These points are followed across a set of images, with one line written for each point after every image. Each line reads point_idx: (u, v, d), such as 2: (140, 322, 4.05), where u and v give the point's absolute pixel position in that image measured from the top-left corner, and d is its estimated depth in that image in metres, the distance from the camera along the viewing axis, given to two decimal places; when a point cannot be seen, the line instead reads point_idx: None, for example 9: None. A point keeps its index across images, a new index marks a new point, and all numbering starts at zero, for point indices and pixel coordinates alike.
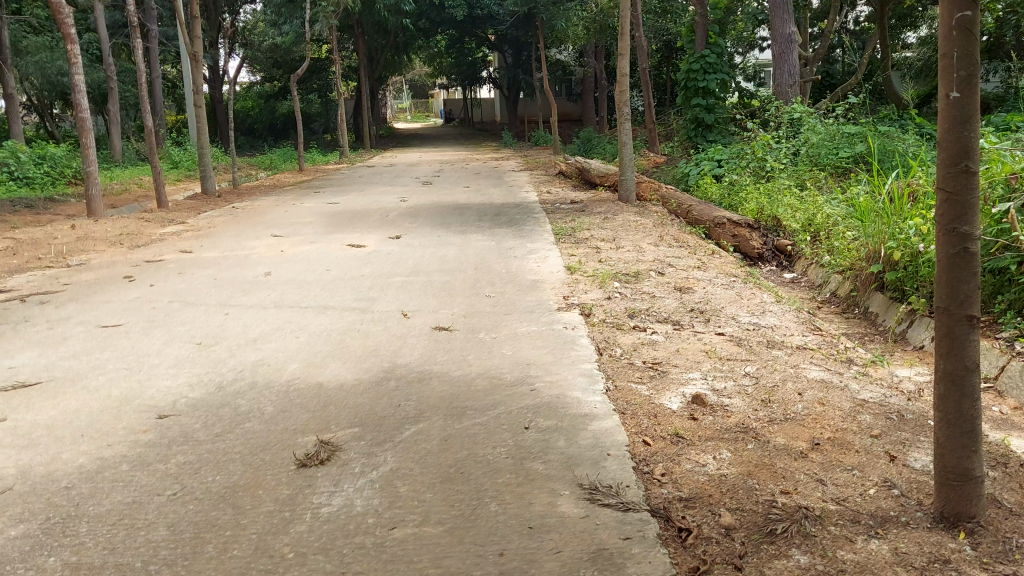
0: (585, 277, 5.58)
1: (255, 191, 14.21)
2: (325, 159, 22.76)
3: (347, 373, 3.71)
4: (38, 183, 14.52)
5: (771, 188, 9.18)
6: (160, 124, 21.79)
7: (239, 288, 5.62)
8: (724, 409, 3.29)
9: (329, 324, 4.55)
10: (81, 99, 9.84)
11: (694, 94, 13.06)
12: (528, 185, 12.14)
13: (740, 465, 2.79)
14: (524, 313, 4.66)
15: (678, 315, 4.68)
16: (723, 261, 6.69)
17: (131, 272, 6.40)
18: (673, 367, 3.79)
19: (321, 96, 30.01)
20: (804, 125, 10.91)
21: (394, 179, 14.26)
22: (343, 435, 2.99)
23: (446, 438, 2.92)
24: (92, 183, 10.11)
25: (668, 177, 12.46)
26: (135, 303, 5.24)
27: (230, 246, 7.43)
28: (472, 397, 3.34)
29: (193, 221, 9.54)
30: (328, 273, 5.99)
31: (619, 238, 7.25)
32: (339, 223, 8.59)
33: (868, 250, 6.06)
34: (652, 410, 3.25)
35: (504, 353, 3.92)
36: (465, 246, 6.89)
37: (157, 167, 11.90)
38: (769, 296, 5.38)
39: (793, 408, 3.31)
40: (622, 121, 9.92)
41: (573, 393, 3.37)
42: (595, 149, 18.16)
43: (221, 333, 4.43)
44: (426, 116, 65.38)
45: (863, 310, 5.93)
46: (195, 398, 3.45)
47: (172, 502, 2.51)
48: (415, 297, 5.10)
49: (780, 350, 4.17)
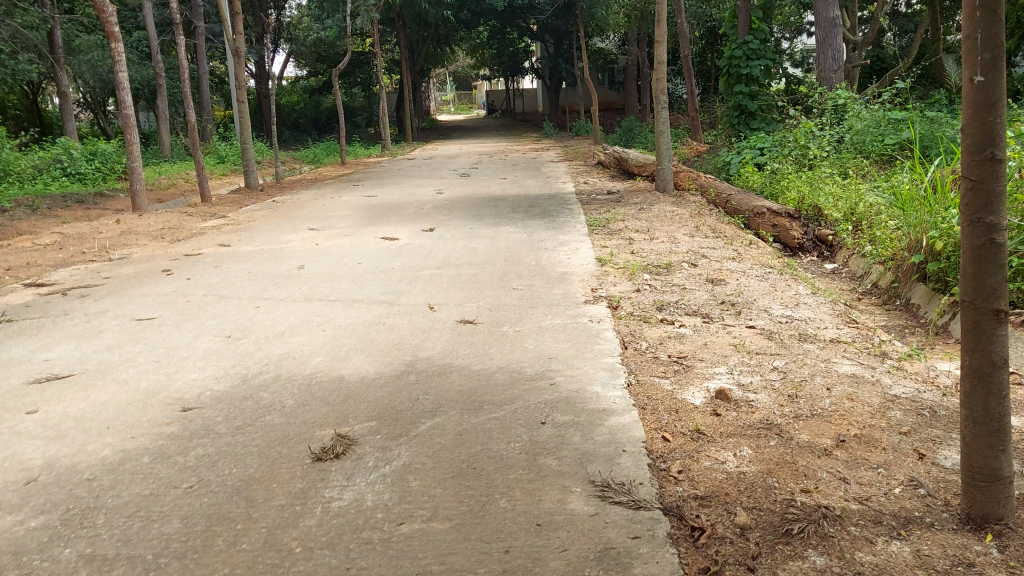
0: (615, 269, 5.52)
1: (297, 185, 14.39)
2: (368, 152, 22.94)
3: (369, 367, 3.72)
4: (90, 179, 14.93)
5: (813, 176, 9.00)
6: (208, 119, 22.21)
7: (272, 281, 5.69)
8: (747, 405, 3.22)
9: (357, 317, 4.57)
10: (125, 96, 10.04)
11: (737, 81, 12.82)
12: (565, 176, 12.07)
13: (760, 462, 2.72)
14: (550, 306, 4.63)
15: (708, 308, 4.60)
16: (760, 251, 6.57)
17: (170, 265, 6.51)
18: (699, 361, 3.72)
19: (365, 89, 30.28)
20: (848, 112, 10.65)
21: (433, 171, 14.33)
22: (360, 428, 2.99)
23: (462, 433, 2.91)
24: (136, 178, 10.34)
25: (708, 167, 12.28)
26: (171, 297, 5.34)
27: (267, 240, 7.53)
28: (491, 391, 3.32)
29: (234, 214, 9.71)
30: (360, 266, 6.03)
31: (653, 229, 7.15)
32: (374, 216, 8.65)
33: (911, 239, 5.89)
34: (674, 404, 3.20)
35: (527, 347, 3.90)
36: (497, 239, 6.87)
37: (200, 160, 12.11)
38: (804, 287, 5.25)
39: (820, 404, 3.21)
40: (659, 110, 9.78)
41: (593, 387, 3.32)
42: (636, 139, 18.00)
43: (250, 327, 4.48)
44: (470, 108, 65.42)
45: (904, 302, 5.77)
46: (219, 390, 3.49)
47: (188, 495, 2.55)
48: (443, 290, 5.10)
49: (811, 343, 4.07)
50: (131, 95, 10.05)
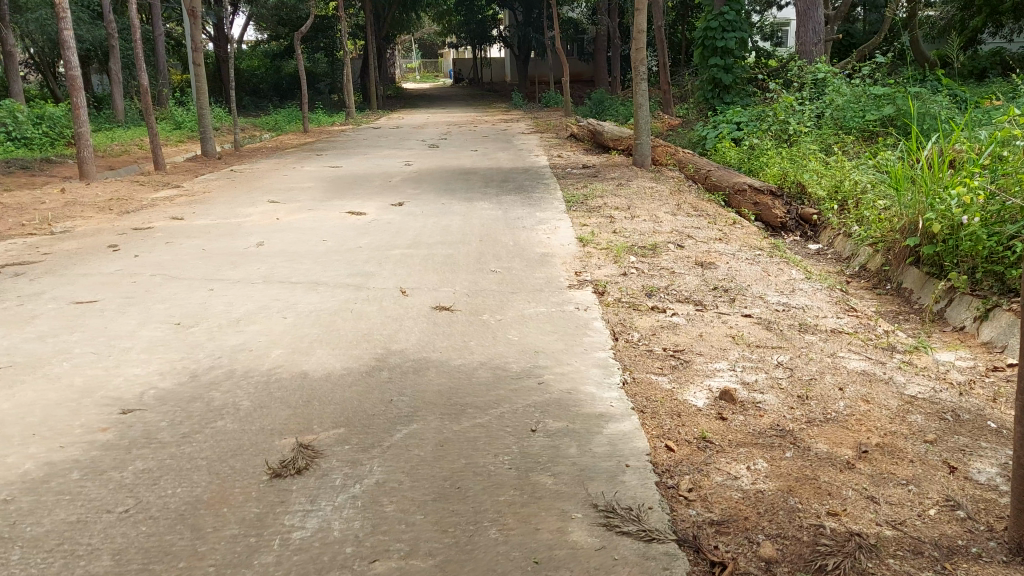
0: (598, 250, 5.19)
1: (256, 153, 13.81)
2: (331, 120, 22.25)
3: (335, 361, 3.35)
4: (37, 145, 14.18)
5: (794, 152, 8.74)
6: (163, 84, 21.34)
7: (228, 260, 5.27)
8: (755, 407, 2.93)
9: (320, 303, 4.19)
10: (70, 56, 9.39)
11: (712, 53, 12.46)
12: (537, 148, 11.68)
13: (778, 478, 2.42)
14: (532, 292, 4.29)
15: (701, 295, 4.30)
16: (745, 231, 6.29)
17: (116, 241, 6.04)
18: (697, 356, 3.41)
19: (328, 55, 29.42)
20: (828, 86, 10.40)
21: (399, 141, 13.85)
22: (326, 437, 2.64)
23: (442, 444, 2.57)
24: (84, 145, 9.74)
25: (684, 141, 11.99)
26: (116, 277, 4.90)
27: (224, 213, 7.07)
28: (472, 392, 2.97)
29: (189, 184, 9.19)
30: (324, 244, 5.63)
31: (633, 207, 6.82)
32: (338, 189, 8.19)
33: (903, 219, 5.65)
34: (675, 407, 2.89)
35: (510, 339, 3.55)
36: (471, 215, 6.50)
37: (153, 127, 11.48)
38: (797, 271, 4.97)
39: (834, 407, 2.93)
40: (637, 81, 9.41)
41: (586, 388, 3.00)
42: (607, 111, 17.62)
43: (203, 312, 4.08)
44: (436, 76, 64.21)
45: (895, 285, 5.55)
46: (165, 389, 3.10)
47: (121, 523, 2.18)
48: (415, 272, 4.73)
49: (814, 335, 3.79)
50: (77, 56, 9.41)
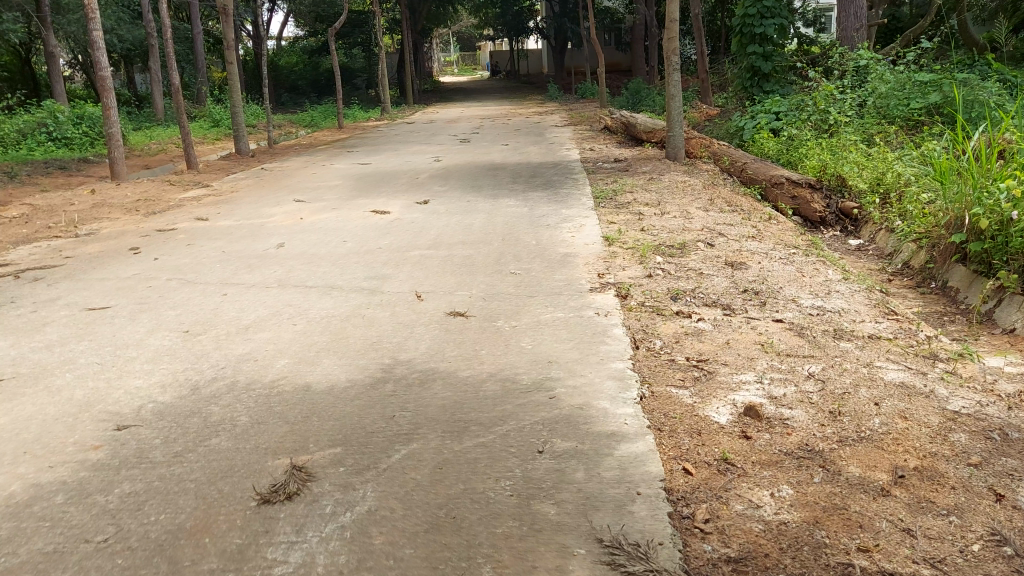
0: (624, 250, 4.99)
1: (289, 150, 13.82)
2: (366, 115, 22.25)
3: (340, 372, 3.22)
4: (76, 145, 14.36)
5: (835, 143, 8.42)
6: (202, 82, 21.53)
7: (246, 263, 5.18)
8: (782, 424, 2.73)
9: (332, 309, 4.06)
10: (100, 57, 9.43)
11: (750, 41, 12.10)
12: (570, 142, 11.47)
13: (804, 508, 2.22)
14: (551, 295, 4.13)
15: (729, 298, 4.09)
16: (781, 227, 6.04)
17: (138, 243, 6.00)
18: (722, 367, 3.21)
19: (364, 49, 29.48)
20: (872, 74, 10.01)
21: (431, 136, 13.73)
22: (321, 458, 2.50)
23: (441, 466, 2.42)
24: (116, 144, 9.79)
25: (720, 132, 11.67)
26: (132, 281, 4.84)
27: (248, 213, 7.01)
28: (477, 408, 2.82)
29: (218, 183, 9.19)
30: (344, 245, 5.52)
31: (664, 202, 6.60)
32: (365, 186, 8.10)
33: (949, 214, 5.35)
34: (696, 424, 2.70)
35: (523, 348, 3.39)
36: (495, 213, 6.33)
37: (185, 126, 11.52)
38: (834, 271, 4.71)
39: (869, 425, 2.71)
40: (671, 72, 9.14)
41: (600, 402, 2.82)
42: (643, 102, 17.31)
43: (213, 319, 3.98)
44: (474, 69, 64.15)
45: (941, 285, 5.26)
46: (164, 403, 3.00)
47: (97, 554, 2.06)
48: (432, 275, 4.59)
49: (849, 342, 3.55)
50: (106, 56, 9.44)
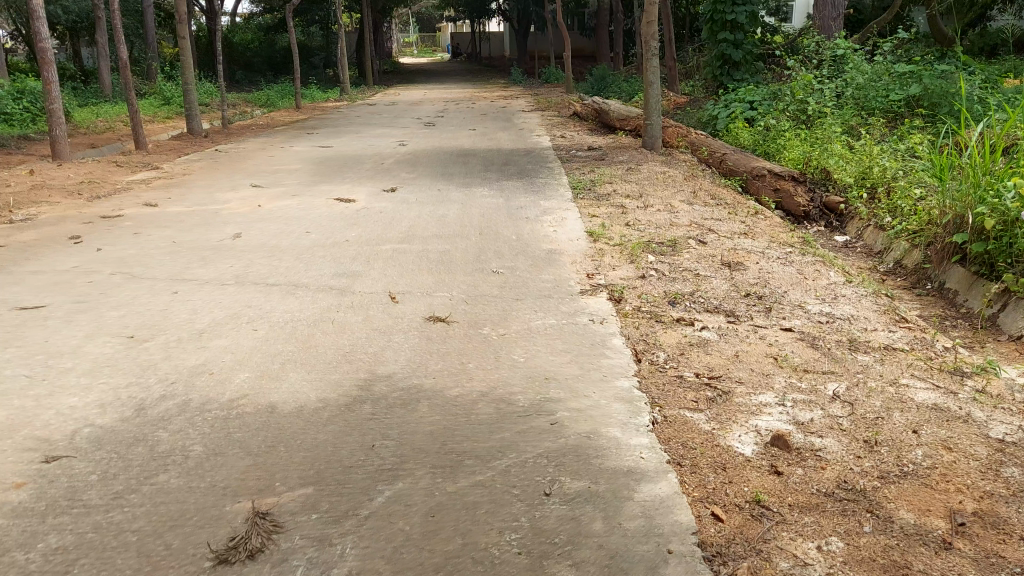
0: (611, 247, 4.66)
1: (245, 131, 13.22)
2: (325, 96, 21.55)
3: (308, 390, 2.83)
4: (17, 121, 13.51)
5: (815, 134, 8.17)
6: (152, 57, 20.63)
7: (199, 255, 4.73)
8: (816, 456, 2.41)
9: (298, 311, 3.66)
10: (40, 28, 8.78)
11: (721, 28, 11.79)
12: (539, 128, 11.10)
13: (861, 566, 1.91)
14: (540, 298, 3.79)
15: (732, 303, 3.78)
16: (769, 223, 5.77)
17: (79, 231, 5.49)
18: (738, 386, 2.89)
19: (323, 28, 28.69)
20: (850, 65, 9.77)
21: (394, 119, 13.24)
22: (290, 502, 2.12)
23: (434, 513, 2.06)
24: (56, 122, 9.15)
25: (691, 120, 11.39)
26: (71, 276, 4.36)
27: (201, 199, 6.53)
28: (471, 437, 2.45)
29: (169, 165, 8.63)
30: (308, 237, 5.08)
31: (646, 195, 6.28)
32: (327, 171, 7.64)
33: (947, 212, 5.11)
34: (721, 457, 2.38)
35: (515, 362, 3.04)
36: (469, 204, 5.95)
37: (133, 103, 10.87)
38: (835, 273, 4.42)
39: (911, 457, 2.41)
40: (648, 58, 8.80)
41: (610, 431, 2.48)
42: (609, 88, 17.01)
43: (162, 323, 3.55)
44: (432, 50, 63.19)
45: (938, 286, 5.01)
46: (104, 428, 2.58)
47: None
48: (406, 273, 4.20)
49: (867, 355, 3.26)
50: (46, 27, 8.79)
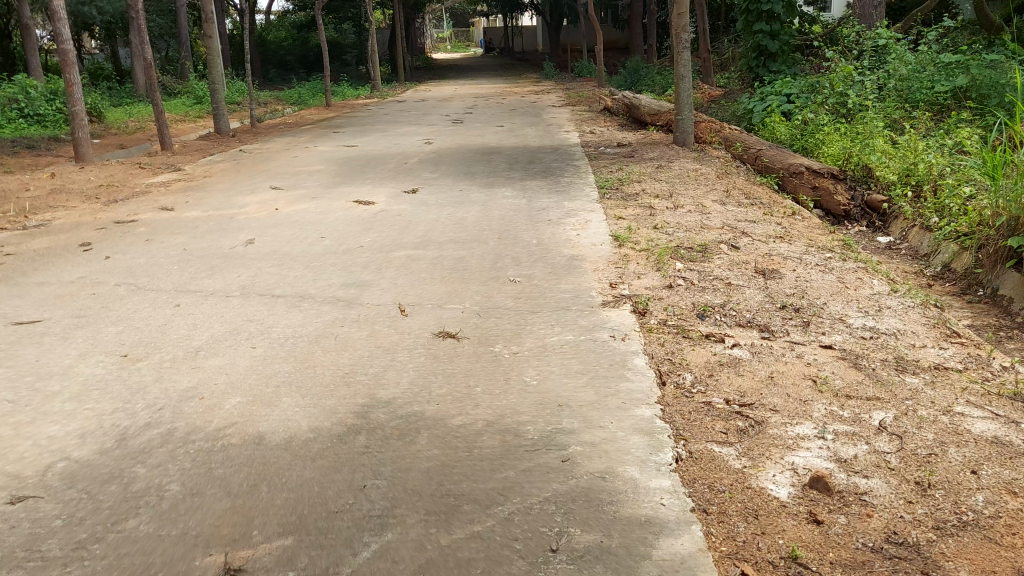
0: (636, 253, 4.39)
1: (273, 130, 13.11)
2: (356, 93, 21.43)
3: (301, 418, 2.61)
4: (49, 121, 13.53)
5: (855, 129, 7.80)
6: (185, 56, 20.68)
7: (208, 264, 4.55)
8: (860, 502, 2.14)
9: (300, 326, 3.45)
10: (62, 29, 8.72)
11: (756, 18, 11.38)
12: (568, 124, 10.81)
13: None
14: (557, 311, 3.54)
15: (766, 316, 3.50)
16: (806, 224, 5.45)
17: (91, 238, 5.36)
18: (773, 414, 2.61)
19: (354, 25, 28.63)
20: (892, 56, 9.34)
21: (421, 116, 13.03)
22: (266, 556, 1.90)
23: (423, 572, 1.83)
24: (79, 123, 9.09)
25: (725, 114, 11.03)
26: (74, 287, 4.21)
27: (218, 202, 6.39)
28: (472, 477, 2.22)
29: (191, 167, 8.51)
30: (321, 243, 4.88)
31: (676, 194, 5.99)
32: (348, 172, 7.46)
33: (1001, 213, 4.75)
34: (754, 503, 2.11)
35: (527, 386, 2.79)
36: (490, 206, 5.71)
37: (158, 103, 10.80)
38: (879, 281, 4.11)
39: (971, 503, 2.12)
40: (680, 51, 8.47)
41: (628, 471, 2.23)
42: (642, 81, 16.63)
43: (159, 339, 3.37)
44: (465, 45, 63.02)
45: (990, 293, 4.66)
46: (80, 462, 2.39)
47: None
48: (418, 283, 3.98)
49: (915, 377, 2.96)
50: (68, 27, 8.73)
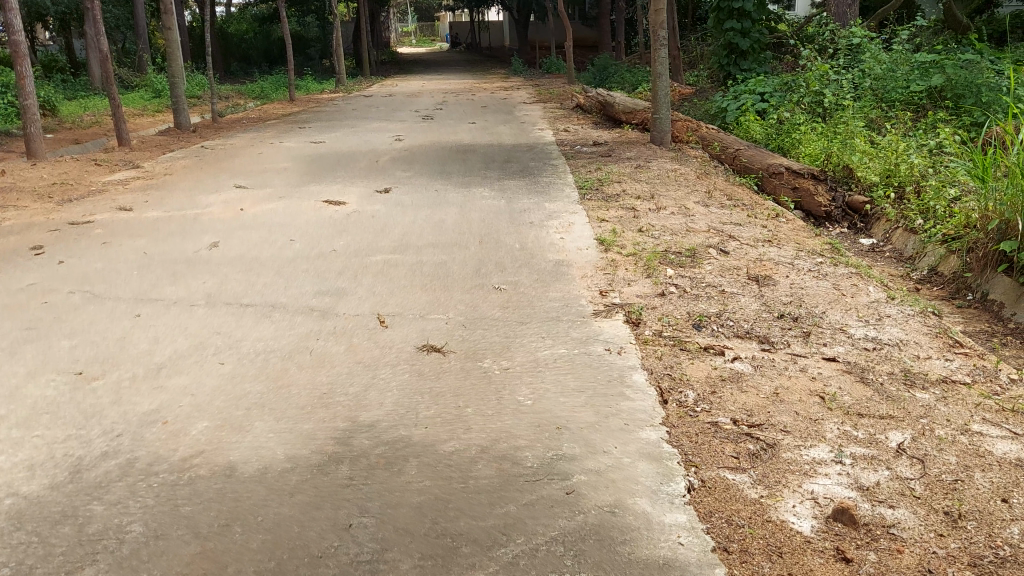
0: (624, 258, 4.22)
1: (236, 125, 12.73)
2: (321, 88, 21.00)
3: (277, 444, 2.40)
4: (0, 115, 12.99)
5: (833, 128, 7.72)
6: (143, 49, 20.07)
7: (171, 270, 4.29)
8: (889, 535, 1.98)
9: (272, 339, 3.22)
10: (13, 19, 8.31)
11: (728, 16, 11.26)
12: (541, 122, 10.63)
13: None
14: (547, 322, 3.35)
15: (764, 326, 3.35)
16: (791, 226, 5.33)
17: (43, 240, 5.05)
18: (785, 435, 2.45)
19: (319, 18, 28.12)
20: (866, 55, 9.29)
21: (390, 112, 12.74)
22: None
23: None
24: (31, 117, 8.68)
25: (698, 112, 10.93)
26: (25, 295, 3.93)
27: (180, 202, 6.09)
28: (469, 513, 2.02)
29: (150, 164, 8.17)
30: (291, 247, 4.64)
31: (657, 195, 5.84)
32: (317, 170, 7.20)
33: (991, 216, 4.66)
34: (777, 539, 1.94)
35: (521, 406, 2.60)
36: (467, 207, 5.50)
37: (116, 97, 10.39)
38: (874, 286, 3.98)
39: (1005, 535, 1.98)
40: (656, 49, 8.32)
41: (638, 504, 2.06)
42: (612, 78, 16.50)
43: (118, 355, 3.11)
44: (431, 40, 62.52)
45: (981, 297, 4.57)
46: (29, 499, 2.15)
47: None
48: (397, 291, 3.76)
49: (925, 391, 2.82)
50: (19, 17, 8.32)
